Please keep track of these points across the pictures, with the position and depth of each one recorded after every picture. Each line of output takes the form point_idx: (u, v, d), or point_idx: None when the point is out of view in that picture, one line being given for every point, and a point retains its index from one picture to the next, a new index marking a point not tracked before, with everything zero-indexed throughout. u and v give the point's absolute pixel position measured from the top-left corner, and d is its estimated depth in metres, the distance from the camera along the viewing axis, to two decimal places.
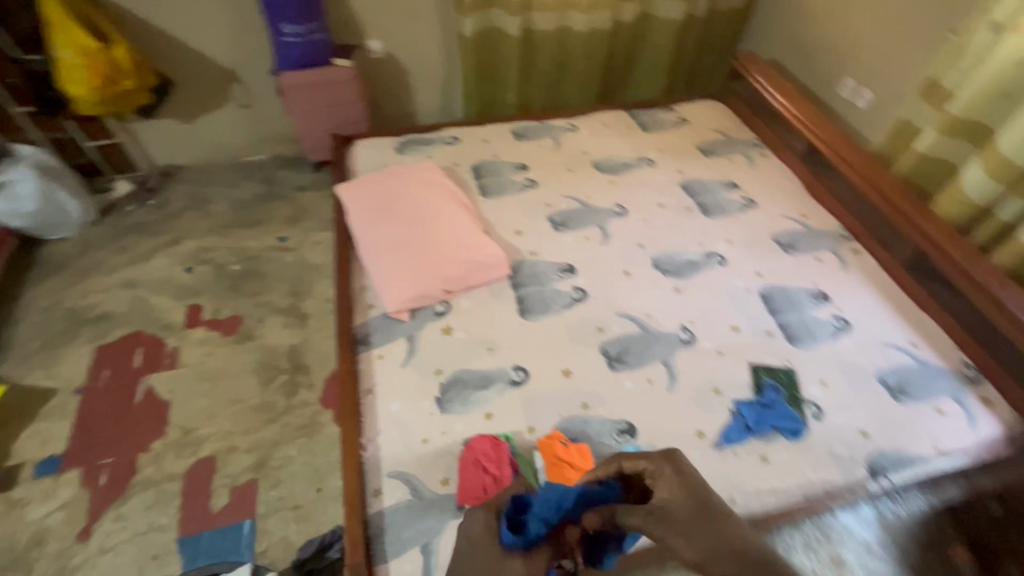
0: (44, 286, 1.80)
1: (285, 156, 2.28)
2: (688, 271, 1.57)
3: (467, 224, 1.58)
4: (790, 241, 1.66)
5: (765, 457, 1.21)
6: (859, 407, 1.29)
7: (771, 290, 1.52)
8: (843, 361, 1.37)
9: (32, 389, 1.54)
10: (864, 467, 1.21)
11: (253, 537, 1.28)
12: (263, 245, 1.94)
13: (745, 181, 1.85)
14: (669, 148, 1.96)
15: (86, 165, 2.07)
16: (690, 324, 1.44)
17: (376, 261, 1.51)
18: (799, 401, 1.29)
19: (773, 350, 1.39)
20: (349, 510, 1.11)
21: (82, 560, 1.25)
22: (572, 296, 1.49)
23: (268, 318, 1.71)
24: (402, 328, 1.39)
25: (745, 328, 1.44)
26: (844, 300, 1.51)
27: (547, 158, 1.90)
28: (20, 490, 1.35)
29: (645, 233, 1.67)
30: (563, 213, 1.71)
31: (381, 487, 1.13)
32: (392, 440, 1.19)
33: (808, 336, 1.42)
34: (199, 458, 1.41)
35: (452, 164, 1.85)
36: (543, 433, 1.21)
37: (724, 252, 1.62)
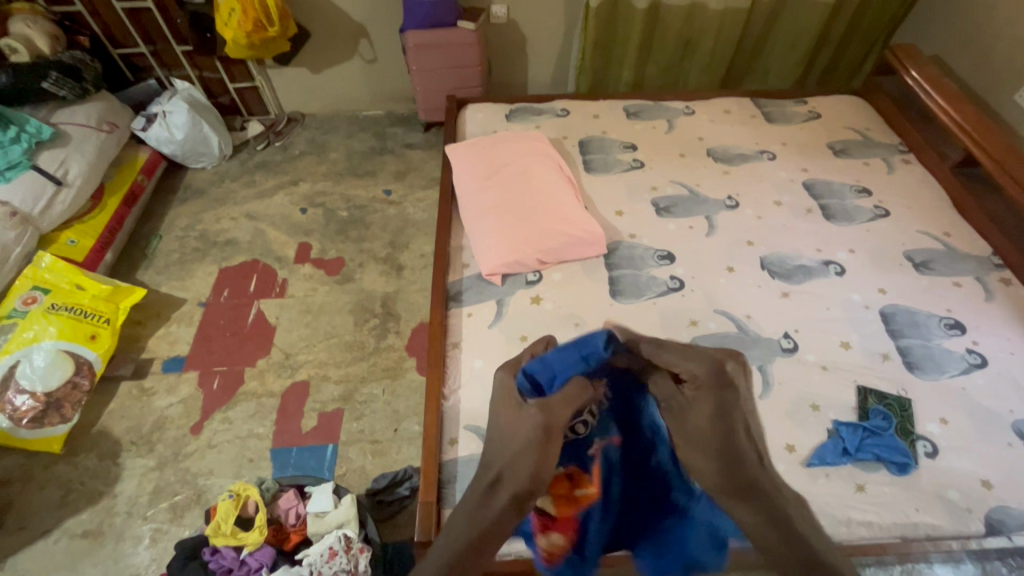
0: (184, 208, 2.02)
1: (399, 114, 2.38)
2: (799, 277, 1.45)
3: (569, 197, 1.57)
4: (925, 260, 1.48)
5: (861, 486, 1.10)
6: (984, 455, 1.14)
7: (894, 310, 1.37)
8: (972, 401, 1.21)
9: (166, 297, 1.75)
10: (981, 521, 1.06)
11: (334, 460, 1.39)
12: (370, 196, 2.05)
13: (880, 187, 1.67)
14: (795, 143, 1.81)
15: (227, 104, 2.27)
16: (793, 333, 1.34)
17: (475, 222, 1.54)
18: (911, 434, 1.16)
19: (887, 375, 1.26)
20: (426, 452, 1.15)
21: (192, 450, 1.42)
22: (669, 284, 1.43)
23: (367, 264, 1.82)
24: (493, 291, 1.42)
25: (856, 346, 1.31)
26: (983, 334, 1.33)
27: (659, 140, 1.82)
28: (150, 381, 1.55)
29: (756, 229, 1.56)
30: (668, 199, 1.64)
31: (458, 437, 1.17)
32: (472, 396, 1.22)
33: (932, 367, 1.27)
34: (295, 381, 1.54)
35: (559, 137, 1.83)
36: None
37: (844, 262, 1.48)
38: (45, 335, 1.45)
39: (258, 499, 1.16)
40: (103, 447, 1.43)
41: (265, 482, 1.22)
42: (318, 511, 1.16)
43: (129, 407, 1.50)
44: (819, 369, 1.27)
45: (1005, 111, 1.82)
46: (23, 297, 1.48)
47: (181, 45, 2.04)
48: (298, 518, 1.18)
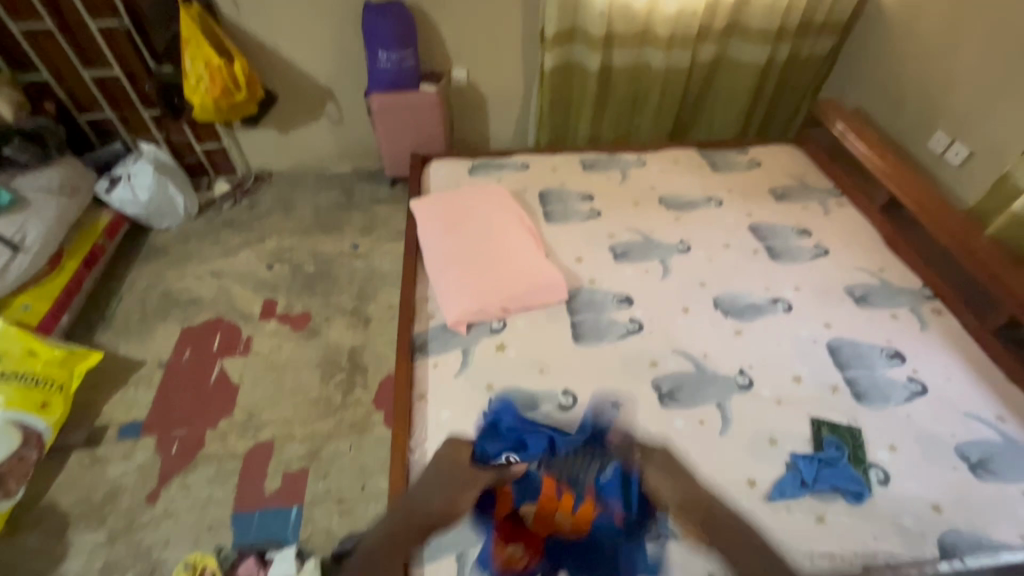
0: (146, 268, 2.00)
1: (366, 170, 2.45)
2: (751, 315, 1.53)
3: (529, 245, 1.63)
4: (863, 294, 1.59)
5: (821, 516, 1.13)
6: (932, 479, 1.19)
7: (840, 343, 1.45)
8: (916, 427, 1.28)
9: (124, 359, 1.70)
10: (935, 545, 1.10)
11: (299, 523, 1.34)
12: (337, 250, 2.08)
13: (819, 228, 1.79)
14: (739, 190, 1.94)
15: (194, 164, 2.30)
16: (748, 368, 1.39)
17: (440, 273, 1.58)
18: (863, 462, 1.21)
19: (837, 405, 1.32)
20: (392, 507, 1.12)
21: (147, 521, 1.35)
22: (629, 327, 1.49)
23: (334, 318, 1.82)
24: (459, 340, 1.44)
25: (807, 379, 1.38)
26: (921, 362, 1.41)
27: (614, 190, 1.93)
28: (104, 448, 1.49)
29: (707, 272, 1.65)
30: (625, 244, 1.72)
31: None
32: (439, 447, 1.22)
33: (878, 395, 1.34)
34: (259, 441, 1.50)
35: (520, 189, 1.92)
36: None
37: (791, 299, 1.57)
38: None
39: (214, 565, 1.12)
40: (49, 524, 1.35)
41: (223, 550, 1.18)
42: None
43: (80, 478, 1.43)
44: (774, 403, 1.32)
45: (922, 156, 2.01)
46: None
47: (148, 109, 2.09)
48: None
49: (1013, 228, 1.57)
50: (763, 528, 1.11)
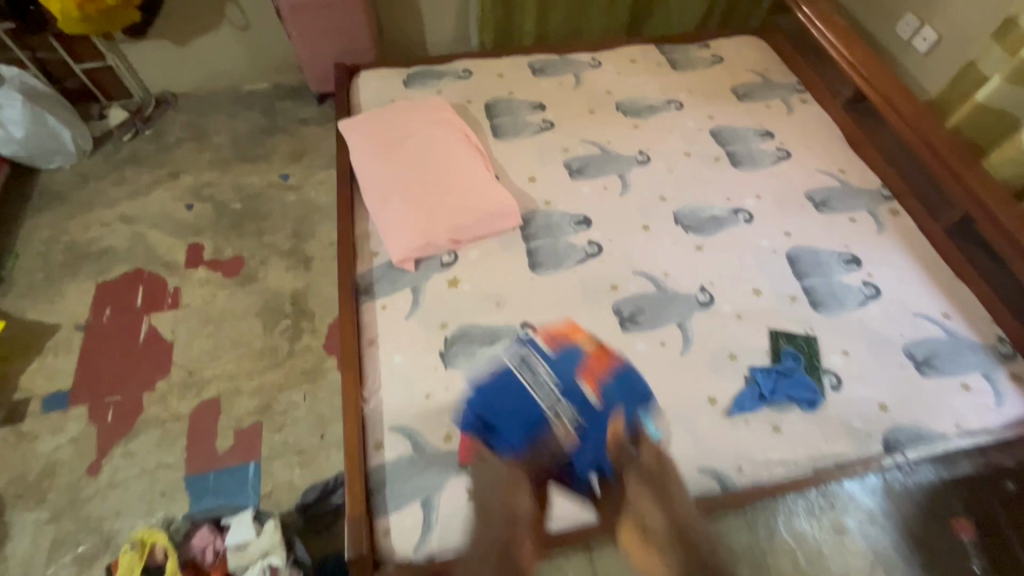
0: (42, 217, 1.75)
1: (287, 86, 2.14)
2: (712, 228, 1.47)
3: (475, 167, 1.48)
4: (824, 199, 1.54)
5: (776, 426, 1.16)
6: (880, 380, 1.23)
7: (799, 253, 1.43)
8: (869, 331, 1.30)
9: (33, 325, 1.52)
10: (880, 443, 1.15)
11: (258, 479, 1.30)
12: (265, 182, 1.86)
13: (782, 129, 1.70)
14: (701, 91, 1.79)
15: (76, 88, 1.96)
16: (709, 285, 1.36)
17: (380, 205, 1.42)
18: (818, 370, 1.23)
19: (795, 316, 1.32)
20: (350, 461, 1.08)
21: (92, 493, 1.27)
22: (587, 251, 1.41)
23: (270, 260, 1.66)
24: (407, 278, 1.33)
25: (766, 291, 1.36)
26: (876, 265, 1.41)
27: (567, 97, 1.75)
28: (29, 423, 1.37)
29: (669, 184, 1.55)
30: (581, 159, 1.59)
31: (383, 441, 1.10)
32: (395, 394, 1.16)
33: (834, 302, 1.34)
34: (204, 400, 1.41)
35: (463, 101, 1.71)
36: None
37: (751, 209, 1.51)
38: None
39: (164, 545, 1.05)
40: None
41: (174, 524, 1.11)
42: (238, 544, 1.09)
43: (8, 457, 1.32)
44: (734, 318, 1.31)
45: (888, 43, 1.89)
46: None
47: None
48: (216, 554, 1.09)
49: (974, 118, 1.51)
50: (720, 443, 1.13)
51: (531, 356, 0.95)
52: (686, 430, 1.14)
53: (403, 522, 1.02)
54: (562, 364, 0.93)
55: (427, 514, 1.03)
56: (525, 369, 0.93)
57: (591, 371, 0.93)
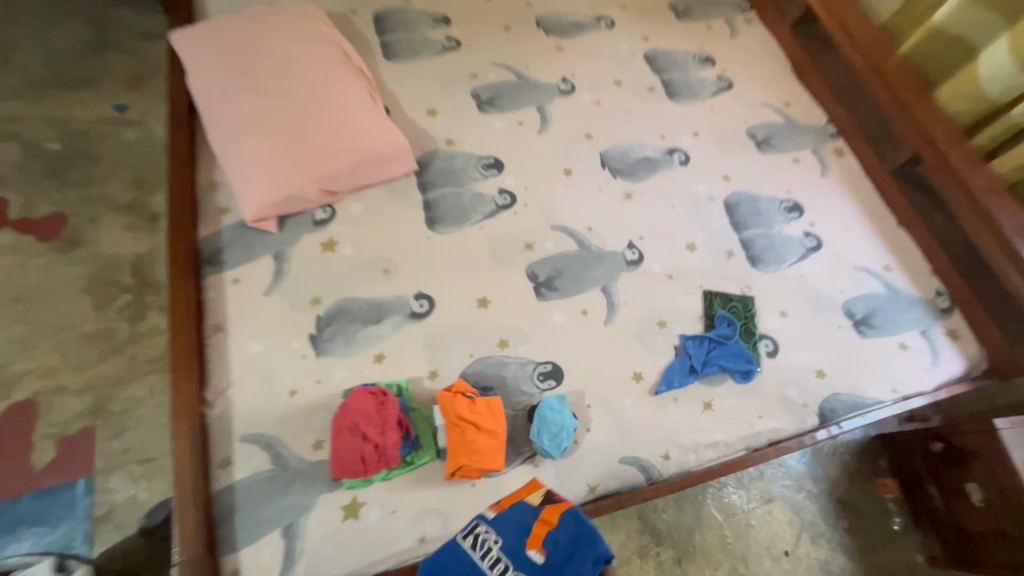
0: None
1: None
2: (643, 172, 1.26)
3: (353, 99, 1.16)
4: (767, 137, 1.36)
5: (708, 403, 1.02)
6: (819, 343, 1.11)
7: (738, 200, 1.26)
8: (808, 288, 1.17)
9: None
10: (815, 414, 1.04)
11: (91, 498, 1.04)
12: (94, 115, 1.44)
13: (725, 55, 1.48)
14: (635, 6, 1.52)
15: None
16: (639, 241, 1.17)
17: (225, 146, 1.08)
18: (754, 335, 1.09)
19: (731, 274, 1.16)
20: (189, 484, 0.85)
21: None
22: (497, 201, 1.17)
23: (102, 218, 1.30)
24: (268, 241, 1.05)
25: (702, 246, 1.19)
26: (818, 213, 1.27)
27: (476, 8, 1.43)
28: None
29: (596, 119, 1.31)
30: (492, 88, 1.31)
31: (232, 455, 0.86)
32: (251, 393, 0.92)
33: (774, 257, 1.20)
34: (12, 403, 1.10)
35: (345, 11, 1.36)
36: (448, 381, 0.98)
37: (688, 149, 1.31)
38: None
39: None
40: None
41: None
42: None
43: None
44: (665, 280, 1.14)
45: None
46: None
47: None
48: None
49: None
50: (646, 427, 0.98)
51: (480, 533, 0.72)
52: (608, 413, 0.98)
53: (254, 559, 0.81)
54: (518, 534, 0.72)
55: (291, 544, 0.82)
56: (475, 556, 0.70)
57: (539, 535, 0.72)
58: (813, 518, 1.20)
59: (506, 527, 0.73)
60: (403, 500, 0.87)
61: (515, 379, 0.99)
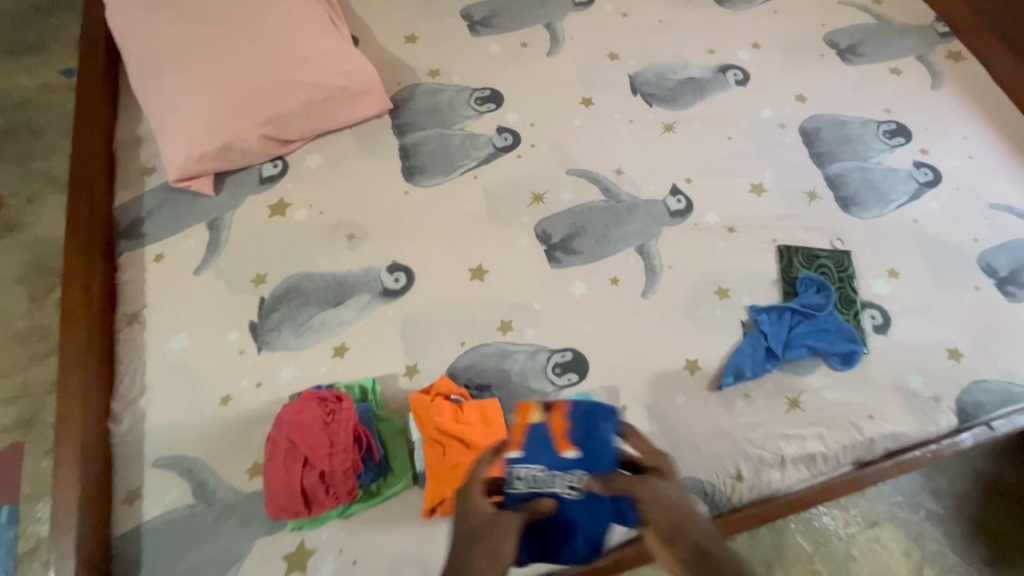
0: None
1: None
2: (687, 97, 0.96)
3: (298, 15, 0.88)
4: (852, 43, 1.03)
5: (794, 400, 0.72)
6: (948, 311, 0.79)
7: (818, 125, 0.94)
8: (927, 237, 0.85)
9: None
10: (953, 412, 0.73)
11: (11, 532, 0.85)
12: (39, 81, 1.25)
13: None
14: None
15: None
16: (685, 184, 0.88)
17: (146, 92, 0.84)
18: (854, 304, 0.78)
19: (815, 222, 0.86)
20: None
21: None
22: (495, 143, 0.90)
23: (42, 196, 1.12)
24: (201, 206, 0.82)
25: (772, 187, 0.88)
26: (932, 137, 0.94)
27: None
28: None
29: (622, 35, 1.02)
30: (488, 5, 1.03)
31: (142, 486, 0.65)
32: (171, 402, 0.69)
33: (874, 197, 0.88)
34: None
35: None
36: (431, 379, 0.73)
37: (747, 64, 1.00)
38: None
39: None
40: None
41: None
42: None
43: None
44: (722, 234, 0.84)
45: None
46: None
47: None
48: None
49: None
50: (706, 435, 0.70)
51: (513, 479, 0.49)
52: (651, 417, 0.71)
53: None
54: (540, 452, 0.52)
55: None
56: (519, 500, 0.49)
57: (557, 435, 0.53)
58: (938, 547, 0.89)
59: (534, 453, 0.52)
60: (366, 549, 0.63)
61: (522, 375, 0.73)
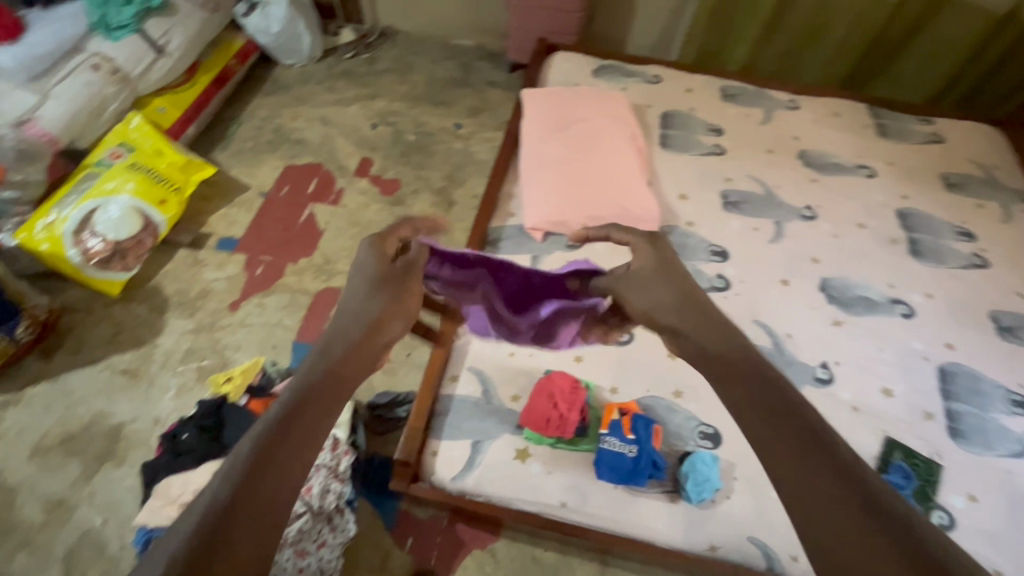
0: (267, 98, 2.04)
1: (488, 48, 2.25)
2: (859, 309, 1.33)
3: (624, 167, 1.48)
4: (1011, 326, 1.31)
5: (856, 407, 1.19)
6: (1005, 541, 1.05)
7: (956, 370, 1.24)
8: (1012, 487, 1.10)
9: (230, 178, 1.82)
10: None
11: None
12: (440, 125, 2.01)
13: (989, 237, 1.46)
14: (903, 165, 1.60)
15: (326, 6, 2.23)
16: (834, 364, 1.24)
17: (527, 177, 1.47)
18: (928, 501, 1.08)
19: (925, 435, 1.16)
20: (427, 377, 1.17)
21: (226, 325, 1.52)
22: (713, 283, 1.35)
23: (421, 192, 1.82)
24: (531, 246, 1.38)
25: (899, 397, 1.21)
26: None
27: (748, 130, 1.67)
28: (204, 253, 1.65)
29: (828, 249, 1.42)
30: (740, 193, 1.51)
31: (459, 375, 1.18)
32: (485, 342, 1.23)
33: (979, 440, 1.15)
34: (329, 286, 1.60)
35: (643, 104, 1.71)
36: (623, 399, 1.17)
37: (916, 305, 1.34)
38: (123, 189, 1.55)
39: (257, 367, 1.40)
40: (153, 302, 1.55)
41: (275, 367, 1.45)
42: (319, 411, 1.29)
43: (181, 273, 1.60)
44: (849, 409, 1.19)
45: None
46: (110, 150, 1.58)
47: None
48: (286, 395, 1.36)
49: None
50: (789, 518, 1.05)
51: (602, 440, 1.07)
52: (750, 496, 1.07)
53: (657, 262, 0.86)
54: (616, 429, 1.08)
55: (474, 456, 1.09)
56: (616, 447, 1.06)
57: (623, 419, 1.09)
58: None
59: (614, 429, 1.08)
60: (545, 461, 1.08)
61: (678, 427, 1.14)
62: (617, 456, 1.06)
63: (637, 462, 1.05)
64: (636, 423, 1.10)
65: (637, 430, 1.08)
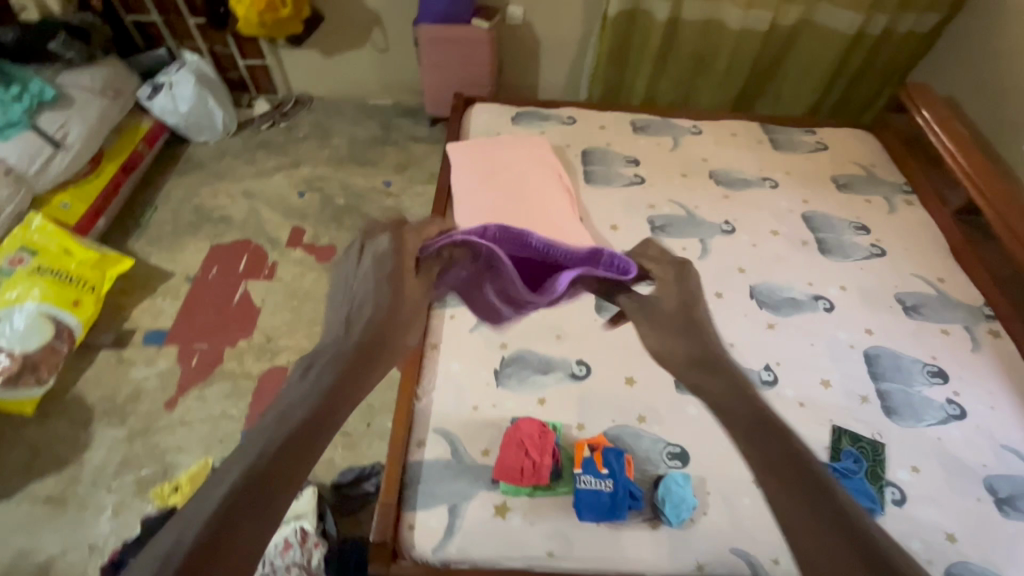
0: (183, 179, 1.96)
1: (407, 105, 2.30)
2: (787, 309, 1.44)
3: (555, 206, 1.54)
4: (914, 304, 1.47)
5: (802, 402, 1.27)
6: (949, 504, 1.14)
7: (879, 352, 1.36)
8: (945, 454, 1.21)
9: (151, 267, 1.72)
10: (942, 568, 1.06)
11: None
12: (369, 184, 2.02)
13: (881, 228, 1.65)
14: (799, 173, 1.78)
15: (236, 80, 2.21)
16: (775, 365, 1.33)
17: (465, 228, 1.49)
18: (880, 479, 1.16)
19: (865, 418, 1.25)
20: (393, 446, 1.15)
21: (164, 425, 1.41)
22: None
23: None
24: None
25: (836, 386, 1.31)
26: (963, 384, 1.32)
27: (662, 157, 1.80)
28: (130, 351, 1.53)
29: (750, 258, 1.54)
30: (665, 217, 1.61)
31: (426, 439, 1.16)
32: (447, 400, 1.21)
33: (910, 414, 1.26)
34: (274, 365, 1.53)
35: (563, 145, 1.80)
36: (591, 434, 1.18)
37: (834, 298, 1.47)
38: (28, 296, 1.42)
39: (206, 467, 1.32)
40: (76, 414, 1.41)
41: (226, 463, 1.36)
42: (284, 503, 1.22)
43: (105, 377, 1.48)
44: (797, 405, 1.27)
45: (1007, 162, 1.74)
46: (9, 256, 1.46)
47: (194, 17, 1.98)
48: None
49: None
50: (764, 522, 1.09)
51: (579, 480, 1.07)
52: (724, 507, 1.10)
53: None
54: (590, 465, 1.09)
55: (452, 520, 1.06)
56: (593, 483, 1.07)
57: (595, 454, 1.11)
58: None
59: (588, 467, 1.09)
60: (526, 512, 1.07)
61: (647, 451, 1.16)
62: (595, 493, 1.07)
63: (616, 496, 1.06)
64: (608, 455, 1.11)
65: (611, 463, 1.10)
